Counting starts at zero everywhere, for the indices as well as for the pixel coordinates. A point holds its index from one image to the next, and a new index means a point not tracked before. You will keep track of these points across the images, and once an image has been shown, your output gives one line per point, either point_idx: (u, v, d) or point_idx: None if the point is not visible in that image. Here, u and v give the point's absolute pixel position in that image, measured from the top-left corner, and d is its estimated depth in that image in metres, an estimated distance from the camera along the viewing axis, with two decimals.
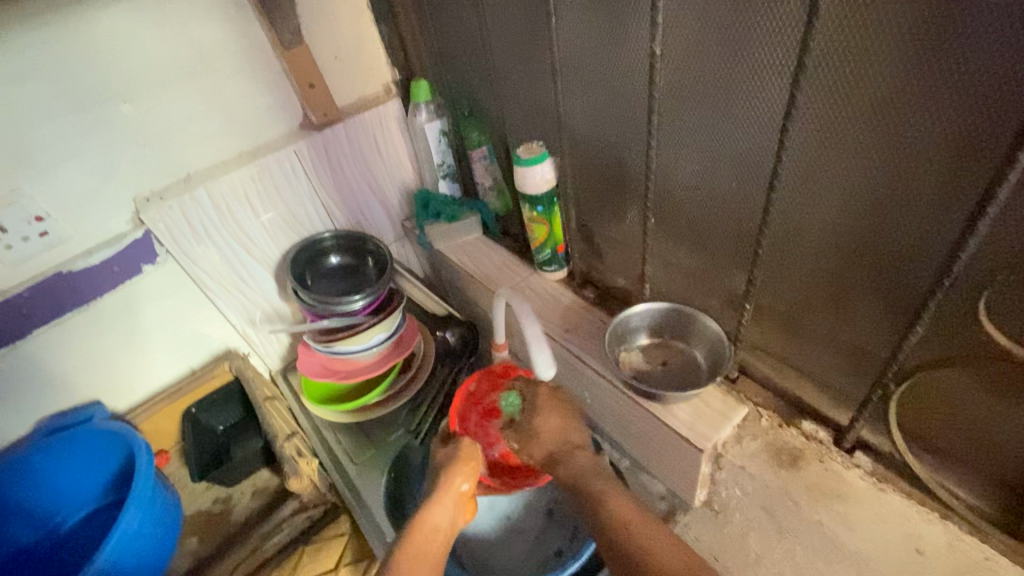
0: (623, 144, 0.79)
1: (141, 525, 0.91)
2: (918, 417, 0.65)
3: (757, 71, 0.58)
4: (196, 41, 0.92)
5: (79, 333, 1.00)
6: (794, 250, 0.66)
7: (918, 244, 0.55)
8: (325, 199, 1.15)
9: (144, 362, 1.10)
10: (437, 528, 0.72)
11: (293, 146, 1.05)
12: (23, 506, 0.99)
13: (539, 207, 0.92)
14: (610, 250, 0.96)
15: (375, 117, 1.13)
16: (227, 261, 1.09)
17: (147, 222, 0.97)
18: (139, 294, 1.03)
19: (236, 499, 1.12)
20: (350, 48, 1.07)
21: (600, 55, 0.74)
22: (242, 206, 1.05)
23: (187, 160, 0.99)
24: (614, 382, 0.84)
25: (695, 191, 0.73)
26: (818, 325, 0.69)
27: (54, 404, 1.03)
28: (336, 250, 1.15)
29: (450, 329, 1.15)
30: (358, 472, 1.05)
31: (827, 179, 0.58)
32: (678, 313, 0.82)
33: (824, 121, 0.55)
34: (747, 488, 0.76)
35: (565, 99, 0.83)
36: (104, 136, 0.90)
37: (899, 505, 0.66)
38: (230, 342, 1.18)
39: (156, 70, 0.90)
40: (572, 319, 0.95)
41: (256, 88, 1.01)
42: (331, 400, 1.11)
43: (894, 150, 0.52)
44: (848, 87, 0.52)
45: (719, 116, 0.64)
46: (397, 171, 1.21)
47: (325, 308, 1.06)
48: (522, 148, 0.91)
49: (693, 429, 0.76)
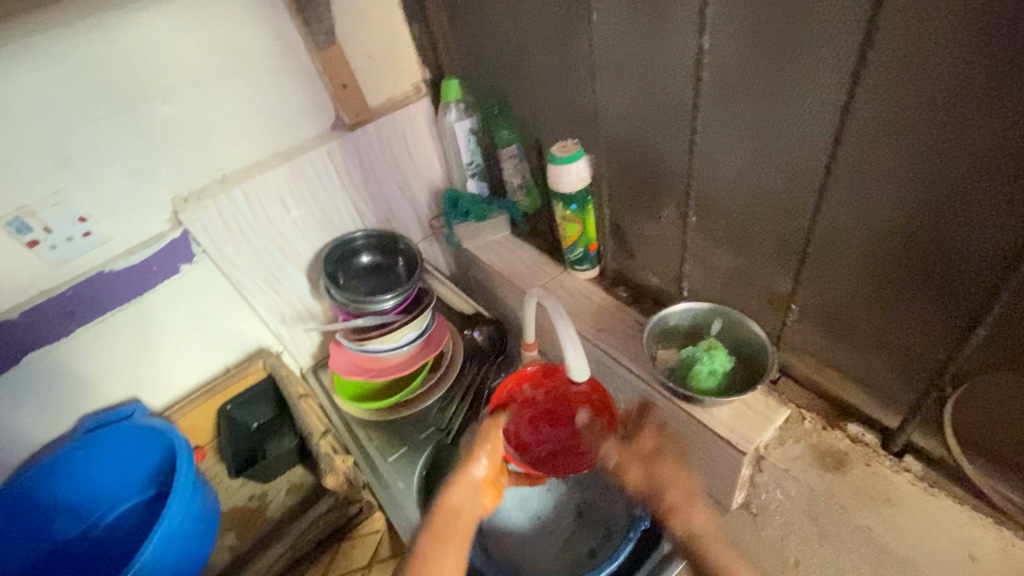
0: (662, 142, 0.78)
1: (182, 519, 0.93)
2: (976, 423, 0.62)
3: (812, 65, 0.56)
4: (235, 43, 0.93)
5: (119, 331, 1.02)
6: (844, 250, 0.64)
7: (979, 243, 0.53)
8: (356, 199, 1.15)
9: (180, 359, 1.12)
10: (459, 510, 0.73)
11: (325, 146, 1.06)
12: (66, 499, 1.02)
13: (572, 206, 0.92)
14: (644, 249, 0.95)
15: (406, 117, 1.13)
16: (262, 260, 1.10)
17: (186, 222, 0.98)
18: (177, 293, 1.05)
19: (272, 494, 1.14)
20: (383, 48, 1.07)
21: (641, 51, 0.73)
22: (276, 206, 1.06)
23: (223, 160, 1.01)
24: (651, 383, 0.83)
25: (738, 189, 0.71)
26: (866, 326, 0.68)
27: (95, 400, 1.05)
28: (367, 249, 1.16)
29: (478, 327, 1.18)
30: (391, 470, 1.04)
31: (883, 179, 0.57)
32: (719, 314, 0.81)
33: (882, 119, 0.54)
34: (790, 491, 0.75)
35: (603, 96, 0.82)
36: (146, 137, 0.92)
37: (949, 510, 0.65)
38: (263, 340, 1.20)
39: (195, 72, 0.92)
40: (605, 318, 0.95)
41: (290, 88, 1.01)
42: (364, 398, 1.12)
43: (956, 148, 0.50)
44: (909, 84, 0.51)
45: (766, 113, 0.63)
46: (426, 171, 1.22)
47: (358, 307, 1.07)
48: (557, 147, 0.90)
49: (736, 433, 0.75)
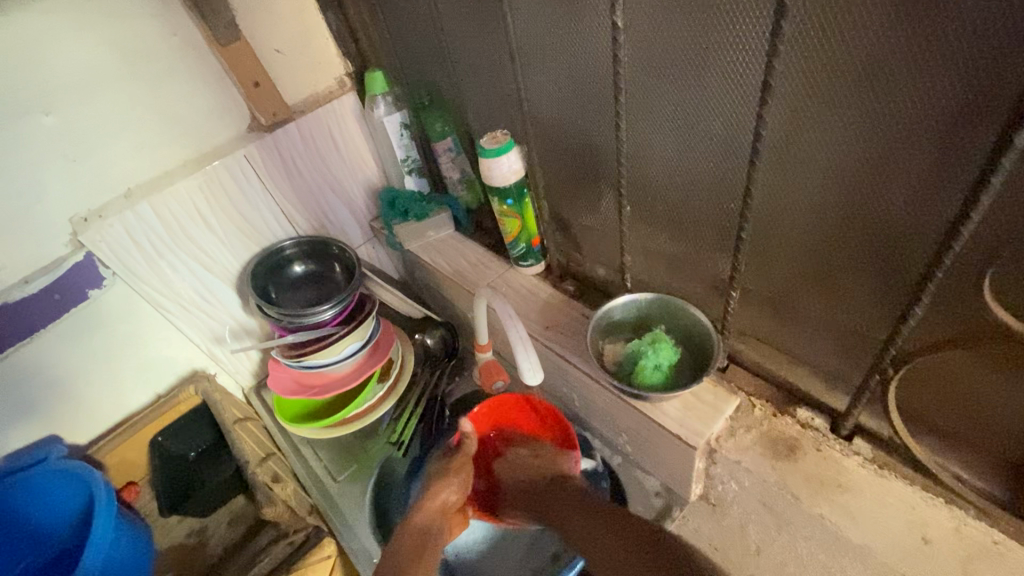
0: (592, 128, 0.74)
1: (105, 567, 0.90)
2: (921, 401, 0.62)
3: (734, 37, 0.52)
4: (123, 42, 0.83)
5: (23, 371, 0.92)
6: (779, 231, 0.62)
7: (912, 219, 0.50)
8: (283, 204, 1.07)
9: (103, 392, 1.03)
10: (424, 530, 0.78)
11: (242, 150, 0.98)
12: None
13: (509, 200, 0.86)
14: (587, 240, 0.91)
15: (330, 113, 1.05)
16: (184, 278, 1.02)
17: (87, 243, 0.89)
18: (89, 321, 0.96)
19: (212, 528, 1.14)
20: (296, 40, 0.99)
21: (560, 31, 0.68)
22: (191, 218, 0.98)
23: (125, 172, 0.91)
24: (602, 381, 0.79)
25: (673, 172, 0.67)
26: (808, 308, 0.65)
27: (5, 446, 0.95)
28: (300, 258, 1.08)
29: (429, 332, 1.12)
30: (339, 490, 1.01)
31: (812, 155, 0.54)
32: (664, 303, 0.77)
33: (805, 92, 0.50)
34: (744, 483, 0.73)
35: (527, 82, 0.77)
36: (30, 152, 0.82)
37: (901, 489, 0.64)
38: (196, 362, 1.12)
39: (80, 77, 0.82)
40: (552, 315, 0.90)
41: (196, 89, 0.92)
42: (308, 417, 1.04)
43: (882, 119, 0.47)
44: (829, 53, 0.47)
45: (691, 91, 0.58)
46: (359, 169, 1.14)
47: (292, 321, 1.00)
48: (486, 138, 0.84)
49: (685, 426, 0.72)
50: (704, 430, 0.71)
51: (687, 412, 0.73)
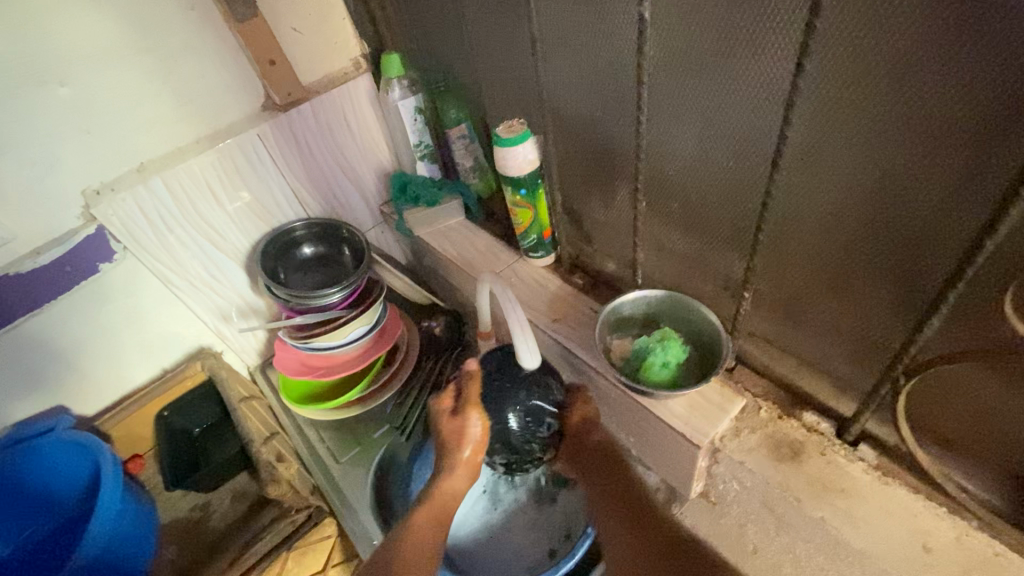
0: (612, 121, 0.73)
1: (111, 539, 0.91)
2: (930, 413, 0.62)
3: (763, 36, 0.51)
4: (140, 14, 0.82)
5: (31, 340, 0.93)
6: (797, 235, 0.61)
7: (936, 231, 0.50)
8: (295, 186, 1.07)
9: (110, 365, 1.04)
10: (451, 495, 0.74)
11: (256, 129, 0.97)
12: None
13: (522, 190, 0.86)
14: (599, 234, 0.90)
15: (345, 95, 1.04)
16: (193, 255, 1.01)
17: (99, 217, 0.89)
18: (99, 295, 0.96)
19: (215, 504, 1.12)
20: (313, 20, 0.98)
21: (583, 21, 0.67)
22: (203, 195, 0.97)
23: (139, 147, 0.91)
24: (609, 377, 0.79)
25: (691, 169, 0.67)
26: (823, 314, 0.65)
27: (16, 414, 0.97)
28: (309, 240, 1.08)
29: (435, 319, 1.12)
30: (342, 472, 1.02)
31: (838, 159, 0.53)
32: (674, 301, 0.77)
33: (834, 96, 0.50)
34: (746, 483, 0.73)
35: (548, 72, 0.76)
36: (43, 123, 0.81)
37: (905, 498, 0.65)
38: (203, 340, 1.12)
39: (96, 50, 0.81)
40: (561, 308, 0.90)
41: (211, 65, 0.92)
42: (313, 399, 1.05)
43: (910, 128, 0.46)
44: (861, 57, 0.46)
45: (714, 90, 0.58)
46: (372, 153, 1.14)
47: (300, 303, 0.99)
48: (502, 127, 0.84)
49: (690, 424, 0.72)
50: (715, 423, 0.71)
51: (693, 411, 0.73)
